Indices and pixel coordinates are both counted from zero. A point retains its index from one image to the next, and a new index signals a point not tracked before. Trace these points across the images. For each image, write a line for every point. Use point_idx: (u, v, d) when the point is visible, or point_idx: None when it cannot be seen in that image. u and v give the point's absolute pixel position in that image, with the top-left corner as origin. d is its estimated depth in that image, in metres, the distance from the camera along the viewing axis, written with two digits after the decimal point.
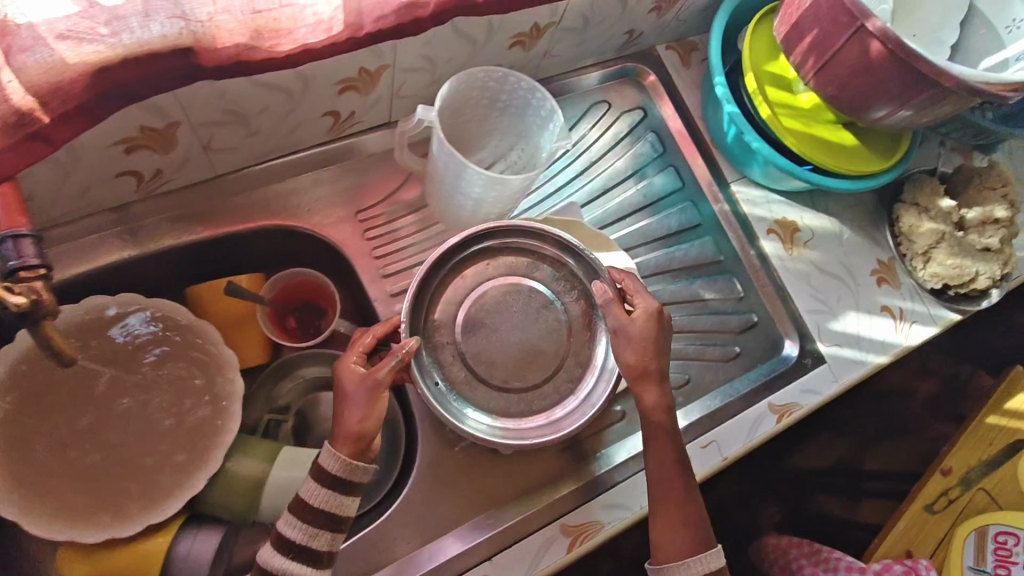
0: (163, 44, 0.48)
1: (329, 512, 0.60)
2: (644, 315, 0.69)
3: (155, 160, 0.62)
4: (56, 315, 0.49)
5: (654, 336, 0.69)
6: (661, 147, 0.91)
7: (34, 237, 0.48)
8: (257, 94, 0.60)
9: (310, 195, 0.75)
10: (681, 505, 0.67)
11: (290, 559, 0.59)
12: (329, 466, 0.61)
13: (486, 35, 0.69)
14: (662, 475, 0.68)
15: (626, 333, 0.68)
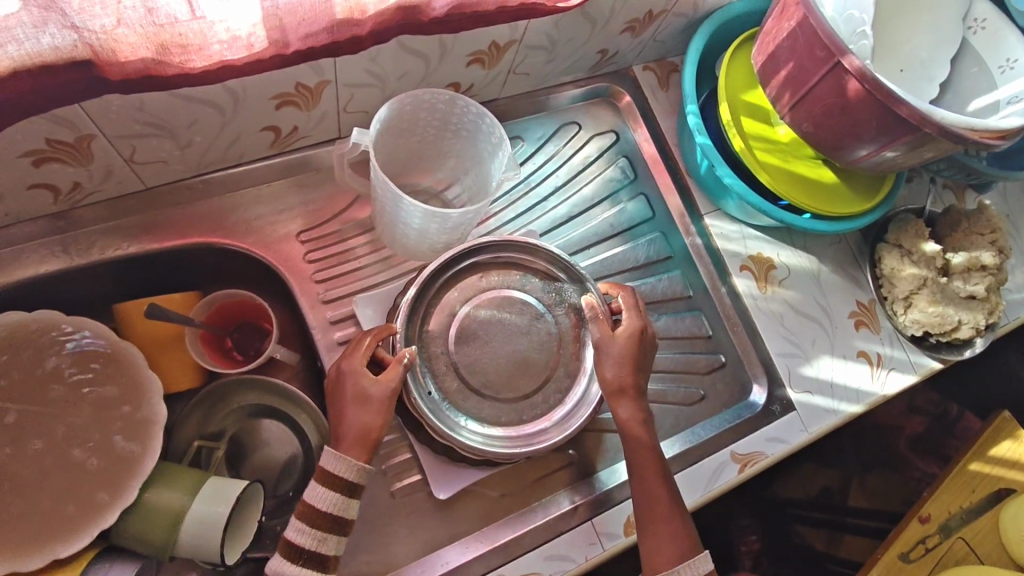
0: (55, 55, 0.44)
1: (336, 516, 0.58)
2: (627, 334, 0.66)
3: (70, 173, 0.57)
4: None
5: (635, 355, 0.66)
6: (632, 173, 0.87)
7: None
8: (183, 108, 0.56)
9: (253, 210, 0.71)
10: (660, 520, 0.63)
11: (300, 566, 0.56)
12: (338, 470, 0.58)
13: (440, 53, 0.65)
14: (639, 490, 0.65)
15: (607, 349, 0.66)
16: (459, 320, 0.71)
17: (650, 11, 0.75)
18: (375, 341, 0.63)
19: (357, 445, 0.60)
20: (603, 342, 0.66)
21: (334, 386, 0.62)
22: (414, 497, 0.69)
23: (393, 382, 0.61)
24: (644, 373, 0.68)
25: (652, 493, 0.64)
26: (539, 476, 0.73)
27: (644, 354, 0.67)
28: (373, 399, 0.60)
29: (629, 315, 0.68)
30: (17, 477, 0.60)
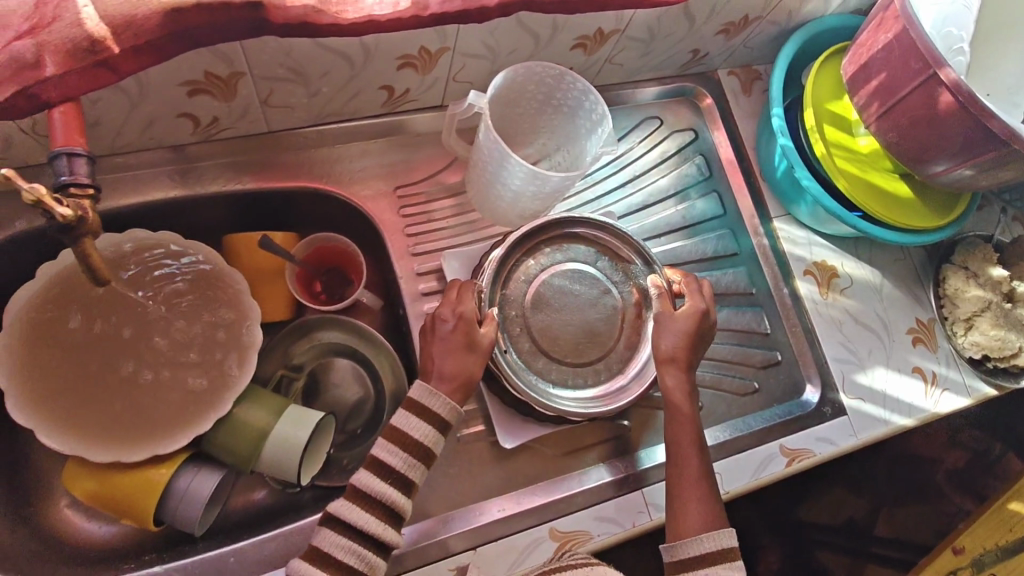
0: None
1: (427, 447, 0.61)
2: (690, 313, 0.70)
3: (213, 106, 0.63)
4: (98, 237, 0.46)
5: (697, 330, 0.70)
6: (707, 171, 0.90)
7: (88, 158, 0.47)
8: (321, 57, 0.62)
9: (355, 164, 0.76)
10: (687, 488, 0.65)
11: (388, 484, 0.59)
12: (436, 406, 0.62)
13: (551, 33, 0.70)
14: (672, 460, 0.67)
15: (668, 321, 0.70)
16: (531, 288, 0.75)
17: (746, 15, 0.79)
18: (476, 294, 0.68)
19: (447, 382, 0.64)
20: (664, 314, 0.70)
21: (428, 328, 0.67)
22: (478, 443, 0.72)
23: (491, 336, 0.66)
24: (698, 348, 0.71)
25: (688, 460, 0.67)
26: (591, 442, 0.75)
27: (706, 328, 0.71)
28: (468, 344, 0.65)
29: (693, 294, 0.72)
30: (132, 375, 0.66)
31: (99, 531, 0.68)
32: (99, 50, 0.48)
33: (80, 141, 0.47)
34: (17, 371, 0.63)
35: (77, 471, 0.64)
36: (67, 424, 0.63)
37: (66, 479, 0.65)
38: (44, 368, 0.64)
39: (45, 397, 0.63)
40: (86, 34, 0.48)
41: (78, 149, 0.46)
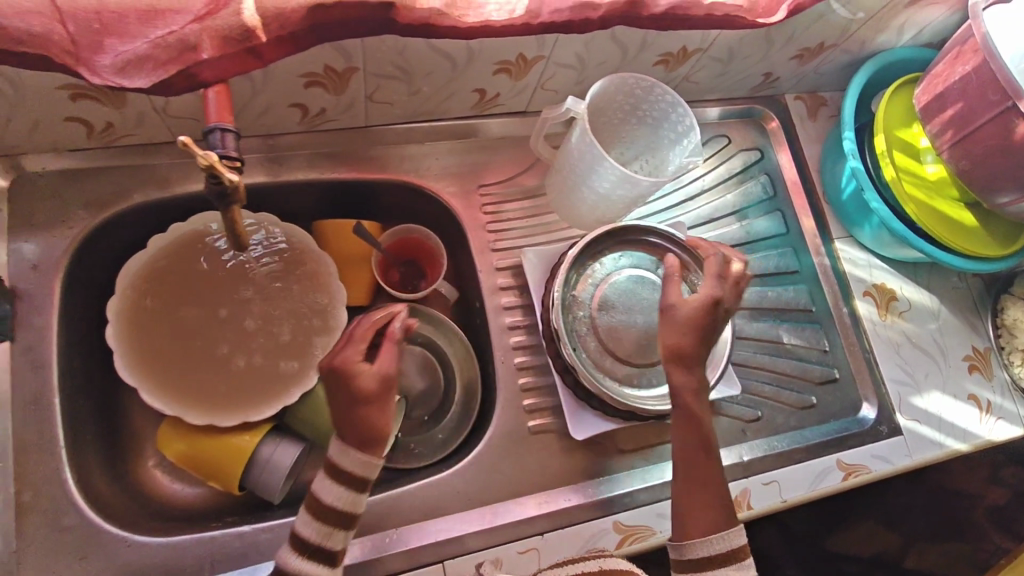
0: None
1: (344, 511, 0.54)
2: (698, 303, 0.63)
3: (325, 99, 0.68)
4: (242, 205, 0.50)
5: (706, 325, 0.63)
6: (772, 191, 0.92)
7: (236, 134, 0.51)
8: (429, 59, 0.66)
9: (440, 161, 0.81)
10: (693, 491, 0.61)
11: (306, 561, 0.53)
12: (347, 465, 0.55)
13: (640, 49, 0.74)
14: (679, 457, 0.63)
15: (670, 314, 0.63)
16: (598, 291, 0.75)
17: (822, 43, 0.83)
18: (365, 334, 0.59)
19: (355, 435, 0.55)
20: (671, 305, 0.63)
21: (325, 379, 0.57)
22: (549, 436, 0.74)
23: (387, 373, 0.57)
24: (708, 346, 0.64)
25: (698, 457, 0.62)
26: (655, 442, 0.77)
27: (710, 328, 0.63)
28: (368, 387, 0.56)
29: (704, 296, 0.64)
30: (225, 349, 0.70)
31: (186, 494, 0.71)
32: (249, 38, 0.52)
33: (228, 119, 0.52)
34: (127, 333, 0.67)
35: (172, 434, 0.68)
36: (167, 388, 0.67)
37: (160, 441, 0.69)
38: (151, 332, 0.68)
39: (149, 359, 0.68)
40: (241, 24, 0.52)
41: (228, 126, 0.50)
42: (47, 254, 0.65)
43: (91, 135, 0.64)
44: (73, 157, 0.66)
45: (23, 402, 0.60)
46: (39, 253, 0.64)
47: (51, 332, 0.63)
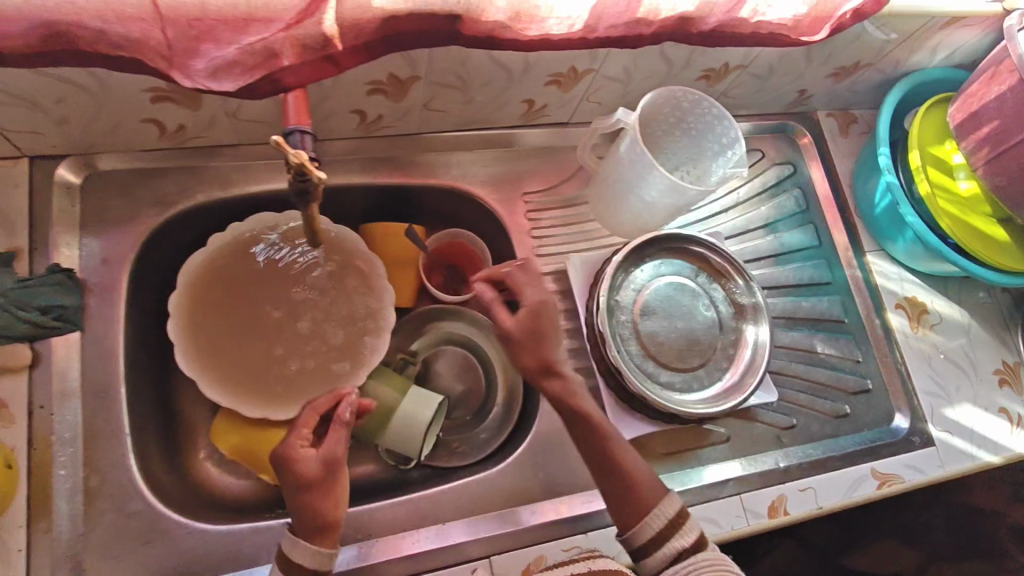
0: (440, 7, 0.57)
1: None
2: (527, 314, 0.66)
3: (384, 105, 0.71)
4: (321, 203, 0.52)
5: (541, 331, 0.66)
6: (804, 205, 0.94)
7: (313, 136, 0.53)
8: (486, 69, 0.69)
9: (487, 168, 0.83)
10: (613, 481, 0.63)
11: None
12: (296, 556, 0.55)
13: (685, 63, 0.77)
14: (588, 458, 0.64)
15: (507, 339, 0.66)
16: (640, 297, 0.78)
17: (857, 61, 0.86)
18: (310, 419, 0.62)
19: (305, 524, 0.56)
20: (508, 330, 0.66)
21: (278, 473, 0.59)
22: None
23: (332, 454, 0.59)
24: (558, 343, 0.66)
25: (603, 448, 0.64)
26: (693, 446, 0.79)
27: (547, 332, 0.66)
28: (317, 472, 0.58)
29: (526, 308, 0.67)
30: (280, 351, 0.73)
31: (236, 485, 0.73)
32: (326, 46, 0.55)
33: (306, 122, 0.54)
34: (187, 327, 0.70)
35: (229, 425, 0.71)
36: (224, 381, 0.70)
37: (216, 434, 0.71)
38: (210, 328, 0.71)
39: (208, 353, 0.70)
40: (321, 34, 0.54)
41: (307, 128, 0.53)
42: (117, 248, 0.68)
43: (164, 136, 0.68)
44: (143, 155, 0.70)
45: (92, 389, 0.63)
46: (108, 247, 0.67)
47: (118, 322, 0.66)
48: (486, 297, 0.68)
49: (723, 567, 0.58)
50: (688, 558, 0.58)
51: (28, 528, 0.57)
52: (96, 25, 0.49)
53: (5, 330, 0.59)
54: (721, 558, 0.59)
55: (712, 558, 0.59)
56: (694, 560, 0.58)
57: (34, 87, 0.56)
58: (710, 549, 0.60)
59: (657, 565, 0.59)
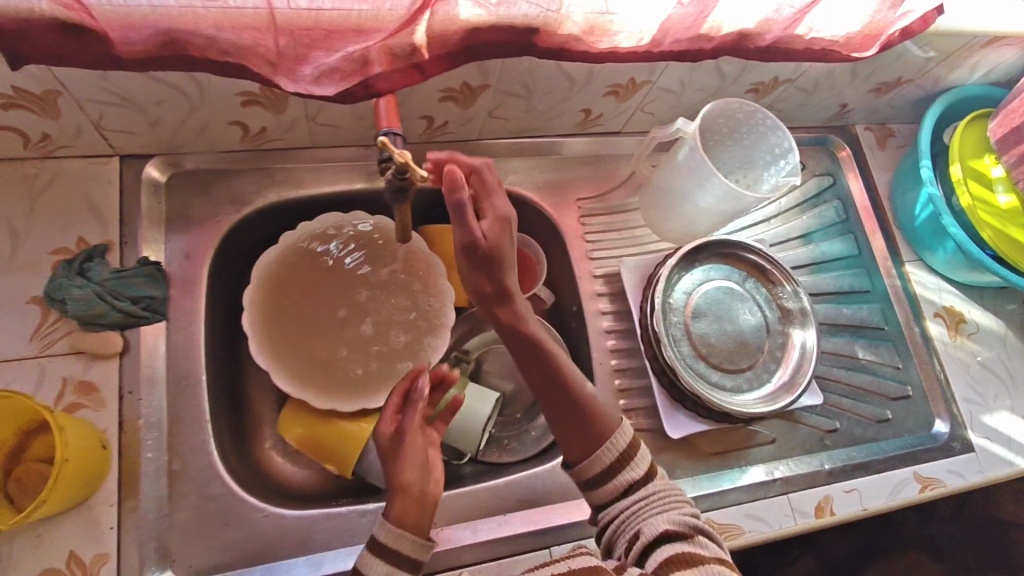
0: (520, 20, 0.60)
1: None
2: (494, 220, 0.61)
3: (452, 112, 0.74)
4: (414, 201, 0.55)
5: (505, 252, 0.60)
6: (844, 215, 0.97)
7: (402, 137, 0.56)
8: (552, 78, 0.72)
9: (541, 173, 0.86)
10: (564, 413, 0.63)
11: None
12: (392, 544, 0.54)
13: (737, 75, 0.80)
14: (539, 390, 0.64)
15: (471, 250, 0.59)
16: (690, 299, 0.80)
17: (899, 77, 0.89)
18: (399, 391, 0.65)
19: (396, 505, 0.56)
20: (476, 240, 0.58)
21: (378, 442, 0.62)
22: (644, 434, 0.77)
23: (413, 420, 0.62)
24: (515, 270, 0.62)
25: (557, 380, 0.63)
26: (741, 446, 0.81)
27: (508, 255, 0.61)
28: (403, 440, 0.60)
29: (489, 220, 0.61)
30: (346, 350, 0.75)
31: (301, 475, 0.76)
32: (414, 55, 0.59)
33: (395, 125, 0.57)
34: (260, 322, 0.73)
35: (298, 415, 0.73)
36: (293, 374, 0.73)
37: (282, 424, 0.74)
38: (280, 323, 0.74)
39: (278, 347, 0.73)
40: (411, 44, 0.58)
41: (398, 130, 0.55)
42: (198, 244, 0.71)
43: (245, 138, 0.71)
44: (221, 156, 0.73)
45: (175, 377, 0.66)
46: (190, 243, 0.71)
47: (199, 314, 0.69)
48: (457, 197, 0.57)
49: (675, 498, 0.61)
50: (639, 489, 0.60)
51: (118, 507, 0.60)
52: (210, 32, 0.52)
53: (98, 318, 0.62)
54: (670, 488, 0.61)
55: (663, 490, 0.61)
56: (648, 493, 0.60)
57: (139, 89, 0.59)
58: (660, 479, 0.62)
59: (607, 495, 0.61)
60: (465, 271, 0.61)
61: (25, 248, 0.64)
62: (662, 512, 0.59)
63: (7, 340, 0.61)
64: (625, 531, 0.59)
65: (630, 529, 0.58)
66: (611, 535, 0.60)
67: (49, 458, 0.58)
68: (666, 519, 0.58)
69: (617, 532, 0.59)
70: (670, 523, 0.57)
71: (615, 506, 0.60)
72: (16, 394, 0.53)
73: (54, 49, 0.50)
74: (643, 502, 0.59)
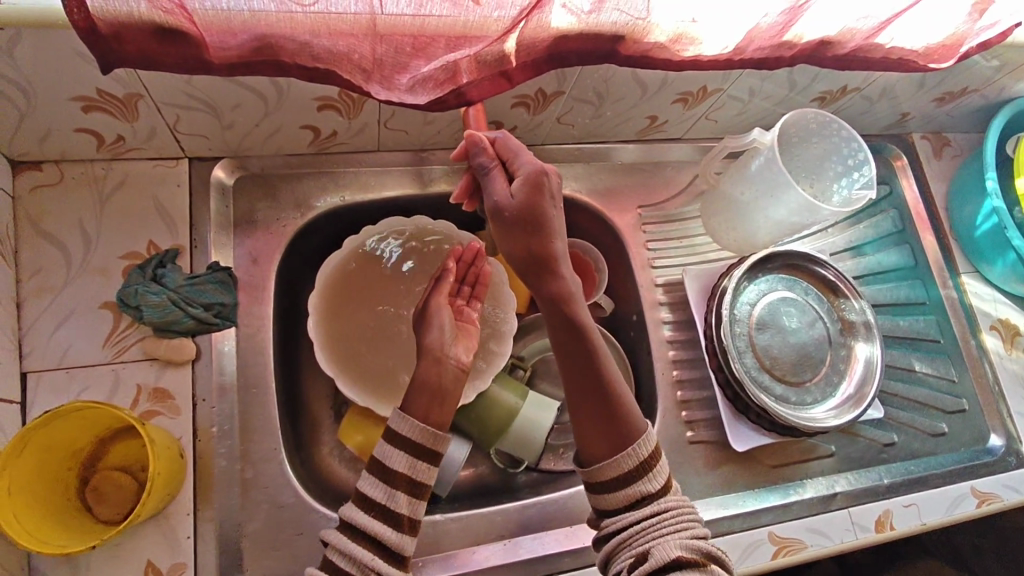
0: (608, 28, 0.58)
1: (385, 507, 0.54)
2: (523, 182, 0.56)
3: (522, 117, 0.73)
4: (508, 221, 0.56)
5: (540, 212, 0.56)
6: (901, 224, 0.96)
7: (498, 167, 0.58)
8: (625, 85, 0.71)
9: (603, 179, 0.85)
10: (597, 402, 0.59)
11: (361, 549, 0.52)
12: (406, 431, 0.56)
13: (807, 84, 0.78)
14: (570, 374, 0.60)
15: (502, 216, 0.56)
16: (754, 310, 0.79)
17: (964, 88, 0.88)
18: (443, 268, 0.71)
19: (419, 400, 0.58)
20: (503, 205, 0.56)
21: (418, 317, 0.68)
22: (705, 446, 0.77)
23: (442, 295, 0.68)
24: (559, 236, 0.58)
25: (594, 365, 0.60)
26: (801, 459, 0.80)
27: (546, 216, 0.57)
28: (431, 313, 0.66)
29: (521, 182, 0.56)
30: (413, 362, 0.74)
31: None
32: (502, 63, 0.58)
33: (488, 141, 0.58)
34: (323, 326, 0.72)
35: (359, 422, 0.73)
36: (355, 379, 0.71)
37: (343, 431, 0.73)
38: (340, 328, 0.73)
39: (342, 352, 0.72)
40: (501, 52, 0.57)
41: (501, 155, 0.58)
42: (264, 249, 0.71)
43: (314, 142, 0.70)
44: (287, 159, 0.72)
45: (245, 383, 0.66)
46: (256, 247, 0.71)
47: (268, 320, 0.69)
48: (481, 160, 0.57)
49: (689, 517, 0.55)
50: (653, 502, 0.55)
51: (194, 517, 0.59)
52: (304, 38, 0.51)
53: (172, 325, 0.62)
54: (686, 506, 0.56)
55: (679, 506, 0.56)
56: (661, 509, 0.55)
57: (218, 92, 0.58)
58: (675, 494, 0.57)
59: (617, 503, 0.56)
60: (501, 238, 0.58)
61: (96, 252, 0.64)
62: (674, 532, 0.54)
63: (82, 346, 0.61)
64: (632, 546, 0.53)
65: (638, 545, 0.53)
66: (615, 545, 0.55)
67: (125, 466, 0.58)
68: (678, 543, 0.52)
69: (623, 545, 0.54)
70: (682, 549, 0.52)
71: (623, 516, 0.55)
72: (106, 404, 0.52)
73: (148, 52, 0.48)
74: (655, 519, 0.54)
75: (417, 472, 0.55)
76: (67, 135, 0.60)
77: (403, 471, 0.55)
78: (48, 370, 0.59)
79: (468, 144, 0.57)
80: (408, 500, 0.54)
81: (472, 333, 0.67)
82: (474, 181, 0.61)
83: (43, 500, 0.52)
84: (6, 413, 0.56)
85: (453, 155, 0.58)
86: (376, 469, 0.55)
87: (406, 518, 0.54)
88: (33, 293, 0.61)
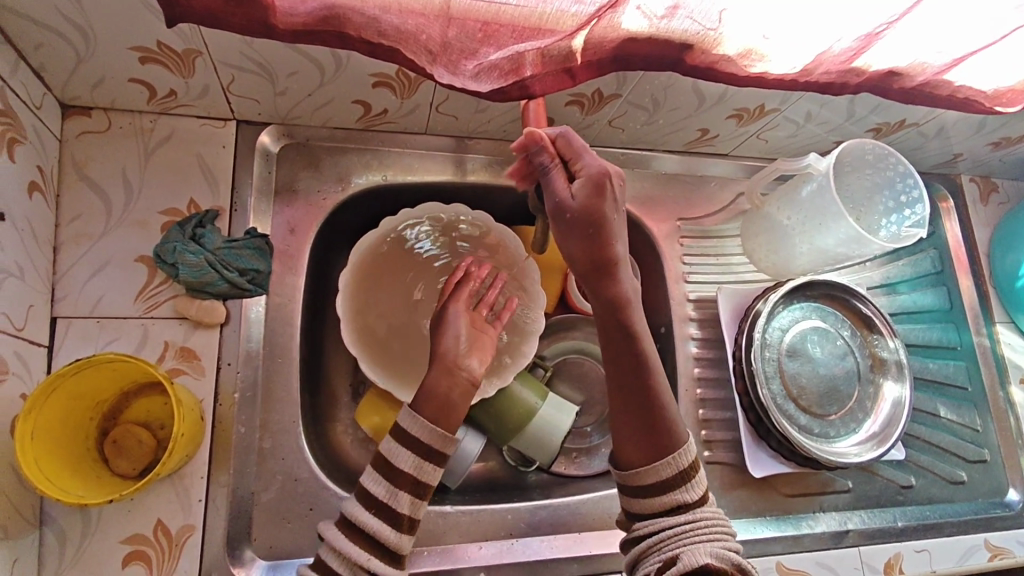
0: (678, 36, 0.57)
1: (387, 507, 0.53)
2: (585, 184, 0.55)
3: (574, 115, 0.72)
4: (572, 220, 0.55)
5: (601, 215, 0.55)
6: (940, 266, 0.94)
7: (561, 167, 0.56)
8: (684, 96, 0.70)
9: (646, 186, 0.84)
10: (635, 411, 0.58)
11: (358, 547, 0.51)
12: (421, 424, 0.55)
13: (866, 113, 0.77)
14: (613, 381, 0.60)
15: (562, 216, 0.55)
16: (786, 337, 0.77)
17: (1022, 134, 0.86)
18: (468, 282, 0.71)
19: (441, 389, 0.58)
20: (564, 205, 0.55)
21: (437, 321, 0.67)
22: (721, 467, 0.76)
23: (459, 307, 0.67)
24: (619, 237, 0.57)
25: (636, 373, 0.59)
26: (817, 491, 0.78)
27: (607, 218, 0.56)
28: (447, 321, 0.66)
29: (582, 184, 0.55)
30: None
31: None
32: (568, 60, 0.57)
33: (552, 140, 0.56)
34: (353, 305, 0.71)
35: (378, 403, 0.72)
36: (379, 363, 0.71)
37: (360, 411, 0.73)
38: (368, 310, 0.73)
39: (367, 334, 0.71)
40: (568, 49, 0.56)
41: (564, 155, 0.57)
42: (301, 219, 0.70)
43: (363, 118, 0.70)
44: (333, 132, 0.72)
45: (271, 352, 0.65)
46: (295, 217, 0.70)
47: (299, 291, 0.69)
48: (541, 160, 0.56)
49: (723, 529, 0.55)
50: (687, 512, 0.54)
51: (208, 480, 0.59)
52: (374, 12, 0.50)
53: (206, 286, 0.61)
54: (719, 517, 0.55)
55: (712, 516, 0.55)
56: (696, 517, 0.54)
57: (278, 59, 0.58)
58: (711, 505, 0.56)
59: (652, 509, 0.55)
60: (558, 238, 0.57)
61: (137, 204, 0.63)
62: (706, 541, 0.53)
63: (114, 297, 0.61)
64: (663, 550, 0.53)
65: (669, 550, 0.52)
66: (646, 548, 0.54)
67: (145, 421, 0.57)
68: (709, 551, 0.52)
69: (654, 548, 0.53)
70: (713, 556, 0.51)
71: (658, 521, 0.54)
72: (136, 358, 0.51)
73: (214, 10, 0.47)
74: (688, 527, 0.53)
75: (431, 466, 0.54)
76: (121, 84, 0.60)
77: (421, 460, 0.54)
78: (79, 318, 0.59)
79: (528, 141, 0.55)
80: (411, 501, 0.53)
81: (487, 347, 0.66)
82: (531, 174, 0.59)
83: (64, 448, 0.52)
84: (34, 355, 0.56)
85: (513, 149, 0.56)
86: (382, 465, 0.54)
87: (406, 519, 0.53)
88: (72, 239, 0.61)
